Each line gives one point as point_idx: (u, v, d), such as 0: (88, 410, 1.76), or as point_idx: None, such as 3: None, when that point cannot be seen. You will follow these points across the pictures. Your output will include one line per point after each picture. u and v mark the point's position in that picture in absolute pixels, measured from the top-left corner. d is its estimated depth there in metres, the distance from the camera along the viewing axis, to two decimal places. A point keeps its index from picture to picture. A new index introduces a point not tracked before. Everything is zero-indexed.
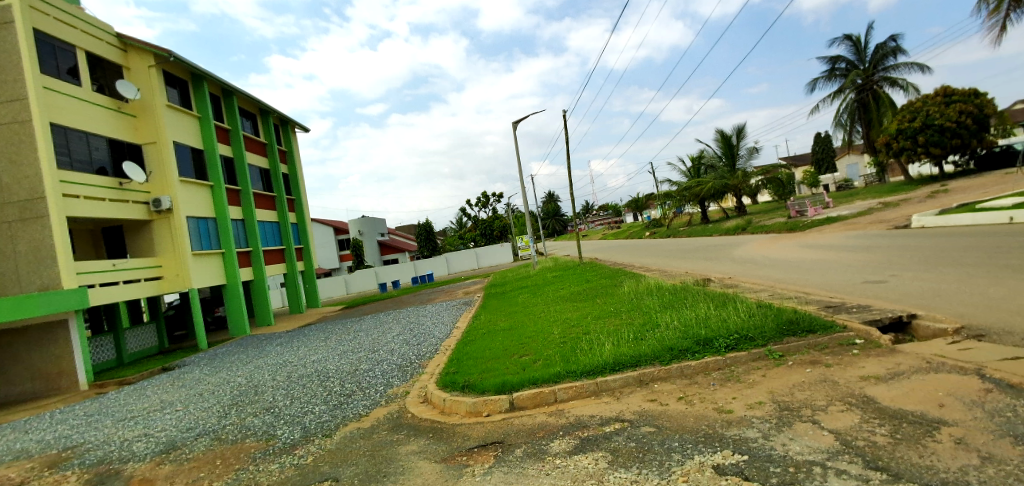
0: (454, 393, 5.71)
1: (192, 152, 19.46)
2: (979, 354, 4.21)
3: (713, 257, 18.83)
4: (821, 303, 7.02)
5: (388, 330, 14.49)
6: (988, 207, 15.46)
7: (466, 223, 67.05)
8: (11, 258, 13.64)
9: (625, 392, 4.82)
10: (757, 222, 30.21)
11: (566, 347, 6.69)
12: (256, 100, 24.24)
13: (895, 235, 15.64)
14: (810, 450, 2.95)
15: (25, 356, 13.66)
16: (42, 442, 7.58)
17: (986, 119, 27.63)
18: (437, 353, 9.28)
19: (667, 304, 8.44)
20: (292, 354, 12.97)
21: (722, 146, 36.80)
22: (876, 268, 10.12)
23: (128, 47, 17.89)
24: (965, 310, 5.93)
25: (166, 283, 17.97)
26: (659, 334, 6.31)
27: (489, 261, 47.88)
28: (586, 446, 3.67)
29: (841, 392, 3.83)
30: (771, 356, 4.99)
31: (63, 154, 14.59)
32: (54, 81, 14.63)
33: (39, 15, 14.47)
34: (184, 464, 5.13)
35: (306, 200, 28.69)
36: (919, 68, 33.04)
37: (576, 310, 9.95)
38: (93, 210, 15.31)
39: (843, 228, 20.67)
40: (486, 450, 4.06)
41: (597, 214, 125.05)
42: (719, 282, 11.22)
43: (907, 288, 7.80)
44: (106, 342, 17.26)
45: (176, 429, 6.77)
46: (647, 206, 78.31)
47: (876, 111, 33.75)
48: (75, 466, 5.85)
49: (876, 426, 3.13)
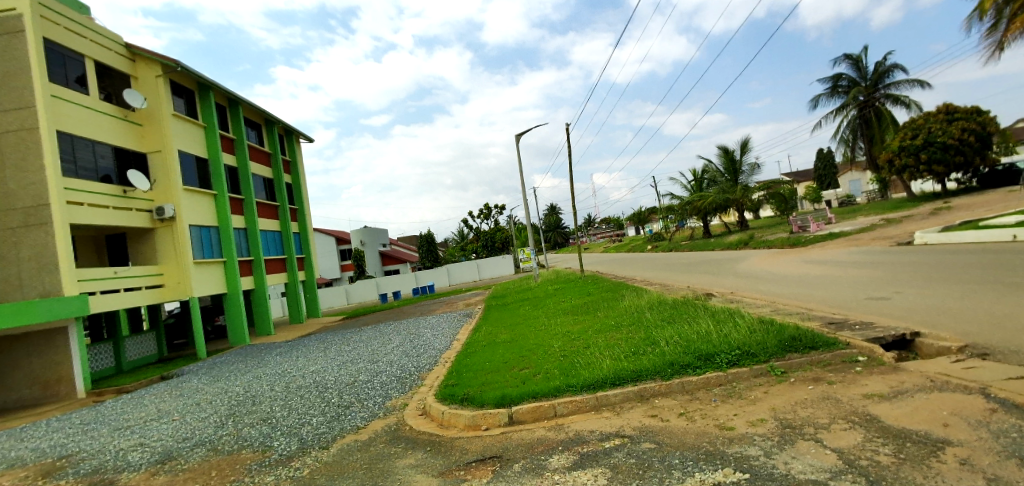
0: (453, 406, 5.67)
1: (196, 161, 19.58)
2: (984, 373, 4.17)
3: (715, 271, 18.84)
4: (822, 319, 7.00)
5: (388, 341, 14.42)
6: (991, 225, 15.42)
7: (468, 235, 67.06)
8: (13, 264, 13.67)
9: (626, 407, 4.77)
10: (759, 237, 30.24)
11: (565, 361, 6.61)
12: (261, 110, 24.46)
13: (898, 251, 15.70)
14: (813, 469, 2.90)
15: (24, 363, 13.59)
16: (38, 450, 7.53)
17: (989, 137, 27.69)
18: (437, 365, 9.24)
19: (668, 319, 8.39)
20: (292, 364, 12.91)
21: (724, 161, 36.85)
22: (879, 285, 10.02)
23: (136, 56, 18.12)
24: (971, 329, 5.89)
25: (167, 291, 17.99)
26: (660, 349, 6.25)
27: (490, 272, 47.77)
28: (585, 462, 3.63)
29: (844, 410, 3.78)
30: (773, 373, 4.95)
31: (68, 161, 14.68)
32: (62, 89, 14.81)
33: (49, 25, 14.71)
34: (179, 475, 5.07)
35: (309, 210, 28.78)
36: (920, 84, 33.35)
37: (577, 324, 9.88)
38: (95, 218, 15.34)
39: (846, 244, 20.52)
40: (483, 464, 4.02)
41: (599, 227, 125.36)
42: (721, 296, 11.21)
43: (911, 305, 7.76)
44: (105, 349, 17.21)
45: (172, 439, 6.71)
46: (649, 220, 78.82)
47: (878, 127, 33.92)
48: (69, 475, 5.80)
49: (879, 445, 3.09)
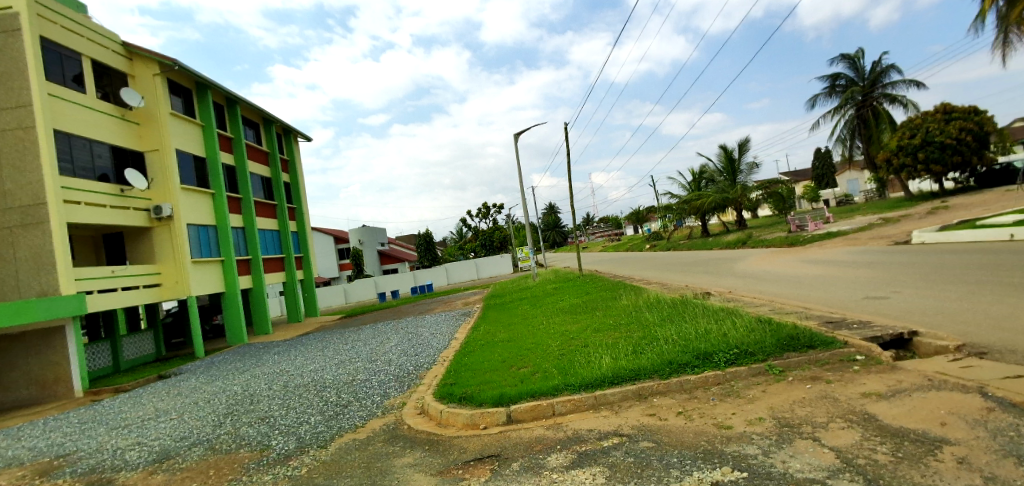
0: (451, 405, 5.66)
1: (194, 160, 19.53)
2: (982, 372, 4.18)
3: (714, 270, 18.84)
4: (821, 318, 7.02)
5: (386, 340, 14.41)
6: (989, 224, 15.48)
7: (467, 234, 67.07)
8: (11, 264, 13.61)
9: (625, 406, 4.77)
10: (757, 236, 30.31)
11: (564, 360, 6.62)
12: (259, 109, 24.38)
13: (896, 250, 15.72)
14: (811, 468, 2.91)
15: (20, 363, 13.51)
16: (35, 450, 7.52)
17: (986, 137, 27.77)
18: (436, 364, 9.22)
19: (667, 318, 8.37)
20: (289, 363, 12.89)
21: (723, 161, 36.81)
22: (878, 285, 10.05)
23: (133, 55, 18.07)
24: (967, 328, 5.92)
25: (166, 290, 17.96)
26: (658, 349, 6.23)
27: (489, 271, 47.78)
28: (584, 461, 3.63)
29: (842, 409, 3.78)
30: (772, 372, 4.95)
31: (65, 160, 14.63)
32: (59, 88, 14.74)
33: (46, 24, 14.64)
34: (177, 474, 5.05)
35: (307, 209, 28.74)
36: (917, 84, 33.47)
37: (576, 323, 9.85)
38: (93, 217, 15.30)
39: (843, 243, 20.57)
40: (482, 463, 4.01)
41: (598, 227, 125.45)
42: (720, 295, 11.25)
43: (908, 304, 7.79)
44: (102, 349, 17.18)
45: (170, 439, 6.69)
46: (647, 219, 78.99)
47: (875, 127, 33.97)
48: (66, 474, 5.78)
49: (877, 444, 3.10)
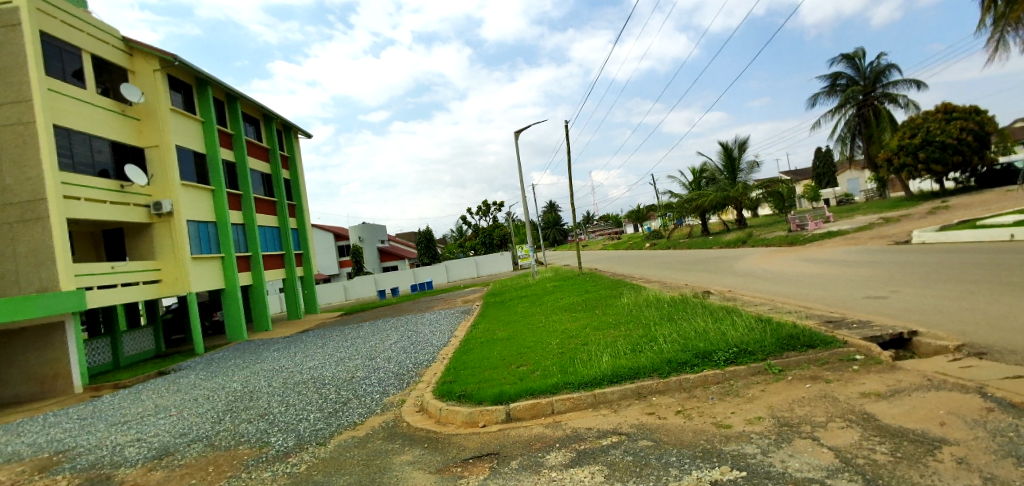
0: (449, 402, 5.67)
1: (194, 156, 19.50)
2: (982, 373, 4.17)
3: (714, 269, 18.83)
4: (821, 317, 7.01)
5: (386, 337, 14.45)
6: (989, 224, 15.46)
7: (467, 232, 66.96)
8: (10, 259, 13.60)
9: (624, 405, 4.77)
10: (757, 235, 30.27)
11: (564, 358, 6.64)
12: (259, 106, 24.35)
13: (897, 250, 15.71)
14: (810, 468, 2.91)
15: (19, 359, 13.51)
16: (35, 445, 7.52)
17: (987, 137, 27.73)
18: (435, 361, 9.23)
19: (667, 317, 8.36)
20: (288, 360, 12.90)
21: (723, 159, 36.76)
22: (878, 284, 10.05)
23: (133, 51, 18.01)
24: (967, 328, 5.91)
25: (165, 286, 17.95)
26: (657, 347, 6.22)
27: (489, 269, 47.76)
28: (583, 459, 3.63)
29: (841, 408, 3.78)
30: (770, 371, 4.96)
31: (65, 156, 14.62)
32: (58, 83, 14.70)
33: (46, 18, 14.59)
34: (176, 471, 5.05)
35: (307, 205, 28.72)
36: (917, 84, 33.52)
37: (575, 321, 9.88)
38: (93, 212, 15.29)
39: (843, 243, 20.55)
40: (481, 461, 4.02)
41: (598, 225, 125.48)
42: (719, 294, 11.24)
43: (908, 304, 7.77)
44: (102, 344, 17.19)
45: (169, 435, 6.70)
46: (647, 217, 79.13)
47: (876, 126, 33.92)
48: (66, 470, 5.78)
49: (876, 444, 3.09)
